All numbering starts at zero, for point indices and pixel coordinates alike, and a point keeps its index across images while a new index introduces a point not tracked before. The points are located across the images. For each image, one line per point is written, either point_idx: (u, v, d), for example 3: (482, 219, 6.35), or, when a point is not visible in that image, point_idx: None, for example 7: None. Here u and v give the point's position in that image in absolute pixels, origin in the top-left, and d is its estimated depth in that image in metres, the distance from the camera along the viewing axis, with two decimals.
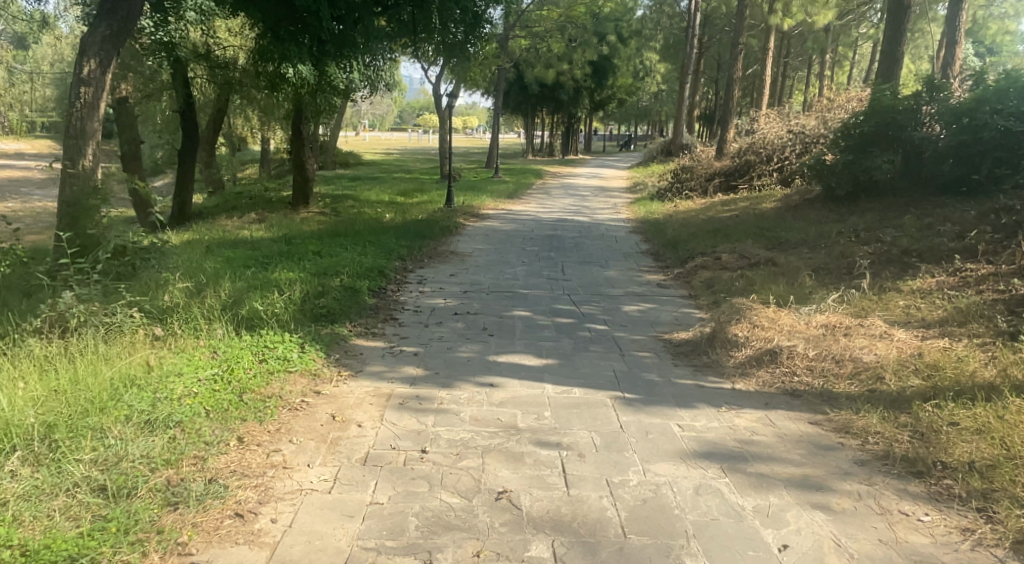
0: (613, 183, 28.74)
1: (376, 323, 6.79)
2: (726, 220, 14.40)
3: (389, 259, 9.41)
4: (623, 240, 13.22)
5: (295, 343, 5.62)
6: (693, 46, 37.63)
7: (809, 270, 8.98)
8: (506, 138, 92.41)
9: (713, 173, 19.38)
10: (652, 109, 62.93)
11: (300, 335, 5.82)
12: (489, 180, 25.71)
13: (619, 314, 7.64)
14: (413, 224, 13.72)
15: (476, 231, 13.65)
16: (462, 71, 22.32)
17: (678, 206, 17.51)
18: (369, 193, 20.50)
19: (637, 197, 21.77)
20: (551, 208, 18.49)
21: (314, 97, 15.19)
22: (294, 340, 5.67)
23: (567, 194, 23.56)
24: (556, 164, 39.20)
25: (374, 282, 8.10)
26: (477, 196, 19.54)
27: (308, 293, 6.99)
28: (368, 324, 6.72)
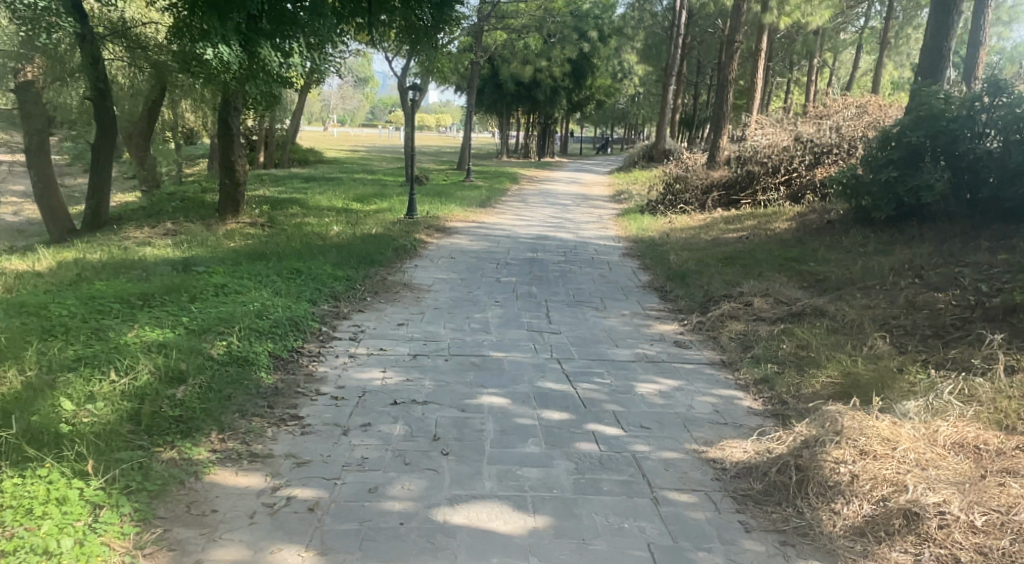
0: (593, 191, 26.45)
1: (264, 429, 4.38)
2: (736, 244, 12.20)
3: (311, 304, 6.98)
4: (618, 266, 10.94)
5: (79, 510, 3.42)
6: (678, 46, 35.57)
7: (878, 328, 6.68)
8: (478, 138, 89.94)
9: (709, 185, 17.17)
10: (628, 113, 60.91)
11: (96, 489, 3.55)
12: (458, 185, 23.31)
13: (633, 399, 5.29)
14: (363, 242, 11.28)
15: (441, 252, 11.24)
16: (427, 64, 19.87)
17: (673, 222, 15.27)
18: (320, 198, 18.01)
19: (622, 209, 19.54)
20: (528, 222, 16.20)
21: (246, 86, 12.17)
22: (81, 502, 3.45)
23: (545, 202, 21.21)
24: (531, 167, 36.93)
25: (278, 343, 5.72)
26: (443, 204, 17.17)
27: (159, 378, 4.61)
28: (246, 432, 4.33)
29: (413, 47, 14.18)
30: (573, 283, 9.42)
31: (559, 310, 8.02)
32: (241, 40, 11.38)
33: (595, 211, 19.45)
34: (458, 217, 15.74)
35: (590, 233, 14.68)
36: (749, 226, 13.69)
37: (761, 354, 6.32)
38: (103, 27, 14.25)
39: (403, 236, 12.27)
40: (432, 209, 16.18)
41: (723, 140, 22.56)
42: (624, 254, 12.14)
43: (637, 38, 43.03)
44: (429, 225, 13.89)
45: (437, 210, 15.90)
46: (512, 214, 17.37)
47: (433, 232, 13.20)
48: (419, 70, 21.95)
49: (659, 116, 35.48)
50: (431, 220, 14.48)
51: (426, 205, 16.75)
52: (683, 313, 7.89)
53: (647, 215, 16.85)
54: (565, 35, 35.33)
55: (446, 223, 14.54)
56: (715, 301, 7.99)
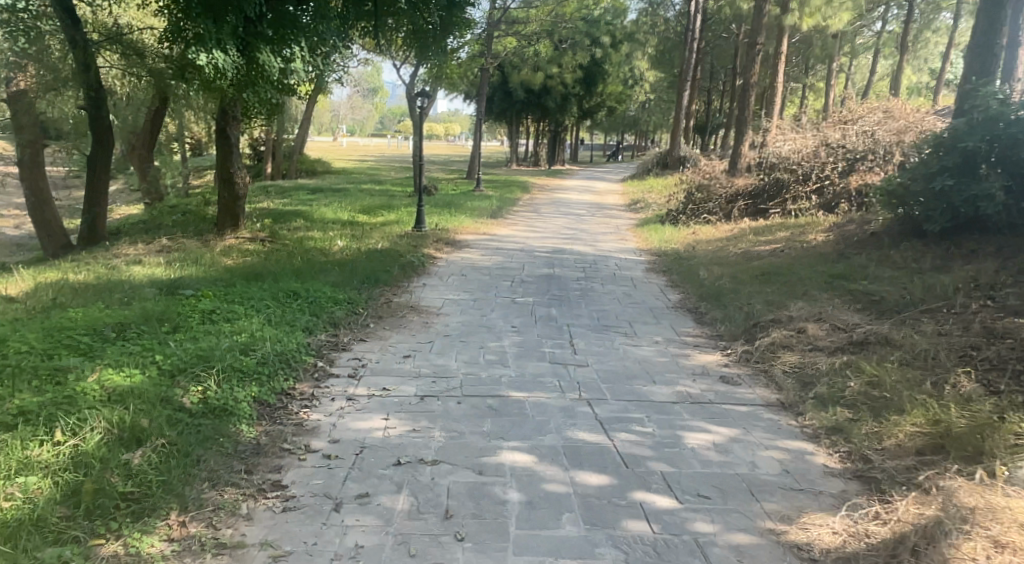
0: (608, 199, 25.59)
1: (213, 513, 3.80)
2: (771, 259, 11.30)
3: (305, 335, 6.19)
4: (645, 284, 10.06)
5: None
6: (693, 51, 34.73)
7: (958, 362, 5.80)
8: (488, 146, 89.24)
9: (734, 194, 16.28)
10: (640, 120, 60.01)
11: None
12: (469, 195, 22.51)
13: (683, 458, 4.39)
14: (368, 258, 10.47)
15: (452, 269, 10.39)
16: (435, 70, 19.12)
17: (698, 233, 14.40)
18: (326, 210, 17.24)
19: (641, 219, 18.67)
20: (545, 234, 15.37)
21: (244, 94, 11.43)
22: None
23: (560, 212, 20.37)
24: (543, 175, 36.13)
25: (261, 385, 4.94)
26: (453, 216, 16.36)
27: (107, 444, 3.98)
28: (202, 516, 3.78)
29: (422, 52, 13.40)
30: (599, 304, 8.54)
31: (587, 336, 7.13)
32: (238, 44, 10.61)
33: (613, 222, 18.59)
34: (470, 229, 14.91)
35: (610, 245, 13.81)
36: (781, 239, 12.80)
37: (828, 395, 5.42)
38: (98, 33, 13.53)
39: (412, 251, 11.46)
40: (441, 221, 15.38)
41: (745, 147, 21.66)
42: (649, 269, 11.27)
43: (650, 44, 42.19)
44: (440, 239, 13.06)
45: (447, 223, 15.10)
46: (527, 226, 16.54)
47: (444, 247, 12.38)
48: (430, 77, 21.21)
49: (674, 122, 34.60)
50: (442, 234, 13.67)
51: (437, 217, 15.96)
52: (727, 342, 6.98)
53: (669, 226, 15.96)
54: (577, 42, 34.56)
55: (457, 237, 13.72)
56: (762, 326, 7.06)
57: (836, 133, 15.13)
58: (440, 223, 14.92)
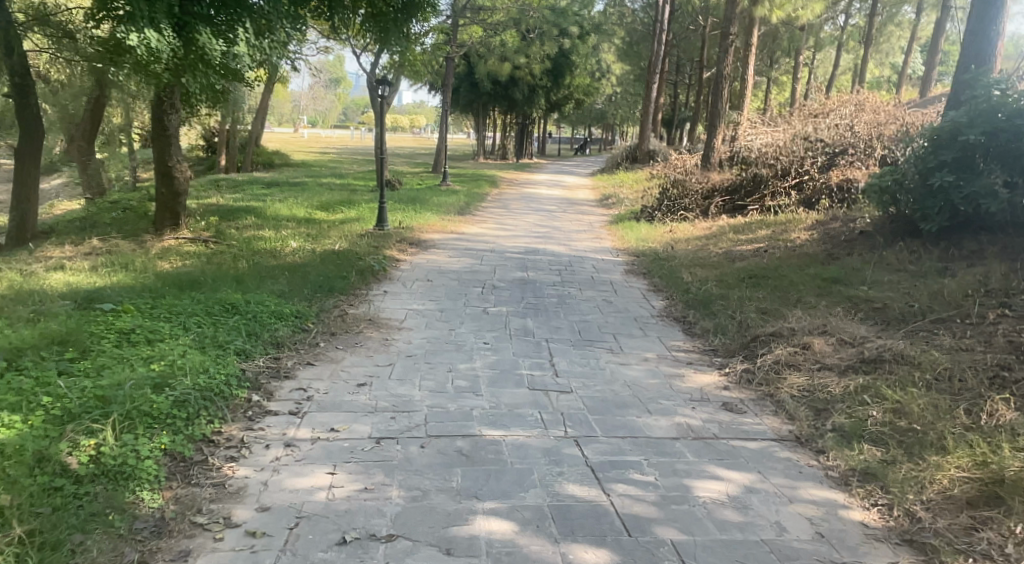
0: (578, 194, 24.83)
1: None
2: (755, 260, 10.59)
3: (237, 361, 5.30)
4: (624, 289, 9.26)
5: None
6: (662, 43, 34.12)
7: (991, 383, 5.04)
8: (453, 139, 88.14)
9: (711, 189, 15.56)
10: (607, 113, 59.42)
11: None
12: (434, 189, 21.59)
13: (695, 520, 3.72)
14: (322, 261, 9.54)
15: (415, 274, 9.49)
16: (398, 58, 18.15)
17: (674, 232, 13.67)
18: (280, 207, 16.21)
19: (614, 215, 17.92)
20: (514, 232, 14.53)
21: (184, 79, 10.39)
22: None
23: (529, 208, 19.55)
24: (509, 169, 35.27)
25: (167, 433, 4.13)
26: (416, 214, 15.45)
27: None
28: None
29: (381, 37, 12.46)
30: (577, 313, 7.73)
31: (566, 355, 6.31)
32: (174, 24, 9.60)
33: (583, 218, 17.84)
34: (434, 228, 14.02)
35: (583, 244, 13.03)
36: (763, 237, 12.12)
37: (849, 426, 4.67)
38: (24, 12, 12.38)
39: (371, 253, 10.54)
40: (403, 218, 14.46)
41: (718, 140, 21.04)
42: (626, 272, 10.50)
43: (617, 35, 41.50)
44: (401, 239, 12.14)
45: (409, 221, 14.18)
46: (494, 224, 15.69)
47: (405, 248, 11.48)
48: (392, 66, 20.23)
49: (643, 115, 33.94)
50: (404, 233, 12.75)
51: (399, 214, 15.04)
52: (723, 359, 6.20)
53: (643, 223, 15.21)
54: (544, 32, 33.77)
55: (420, 236, 12.82)
56: (762, 340, 6.28)
57: (816, 126, 14.49)
58: (402, 221, 14.01)
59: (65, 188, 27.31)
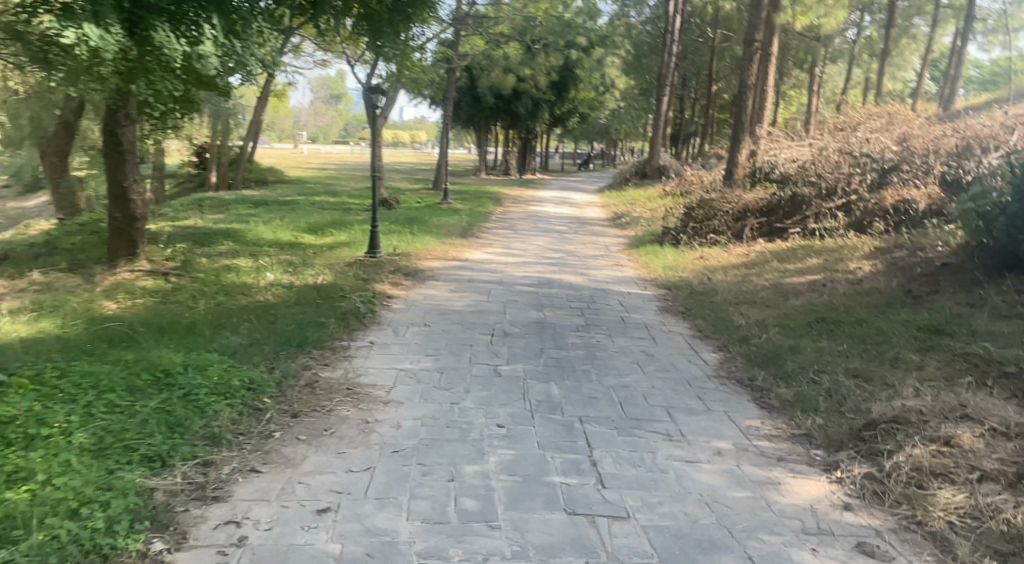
0: (588, 213, 23.29)
1: None
2: (816, 297, 8.92)
3: (135, 478, 3.66)
4: (666, 336, 7.59)
5: None
6: (673, 54, 32.62)
7: None
8: (454, 154, 86.93)
9: (743, 209, 13.76)
10: (610, 127, 57.89)
11: None
12: (433, 209, 20.04)
13: None
14: (298, 302, 7.88)
15: (410, 316, 7.80)
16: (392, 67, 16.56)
17: (707, 260, 11.95)
18: (261, 229, 14.57)
19: (632, 238, 16.22)
20: (525, 259, 12.86)
21: (140, 84, 8.78)
22: None
23: (538, 229, 17.97)
24: (513, 186, 33.69)
25: None
26: (414, 238, 13.82)
27: None
28: None
29: (374, 36, 10.88)
30: (617, 374, 6.05)
31: (613, 445, 4.62)
32: (125, 19, 8.00)
33: (597, 240, 16.15)
34: (434, 254, 12.40)
35: (604, 274, 11.41)
36: (816, 267, 10.43)
37: None
38: None
39: (361, 290, 8.90)
40: (399, 244, 12.82)
41: (740, 156, 19.42)
42: (663, 311, 8.83)
43: (624, 47, 40.09)
44: (396, 270, 10.50)
45: (407, 247, 12.55)
46: (501, 249, 14.01)
47: (400, 280, 9.83)
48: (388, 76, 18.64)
49: (653, 130, 32.40)
50: (399, 262, 11.11)
51: (396, 239, 13.41)
52: (829, 455, 4.55)
53: (669, 248, 13.47)
54: (551, 43, 32.29)
55: (417, 266, 11.17)
56: (882, 430, 4.63)
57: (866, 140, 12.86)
58: (399, 247, 12.40)
59: (42, 206, 25.69)
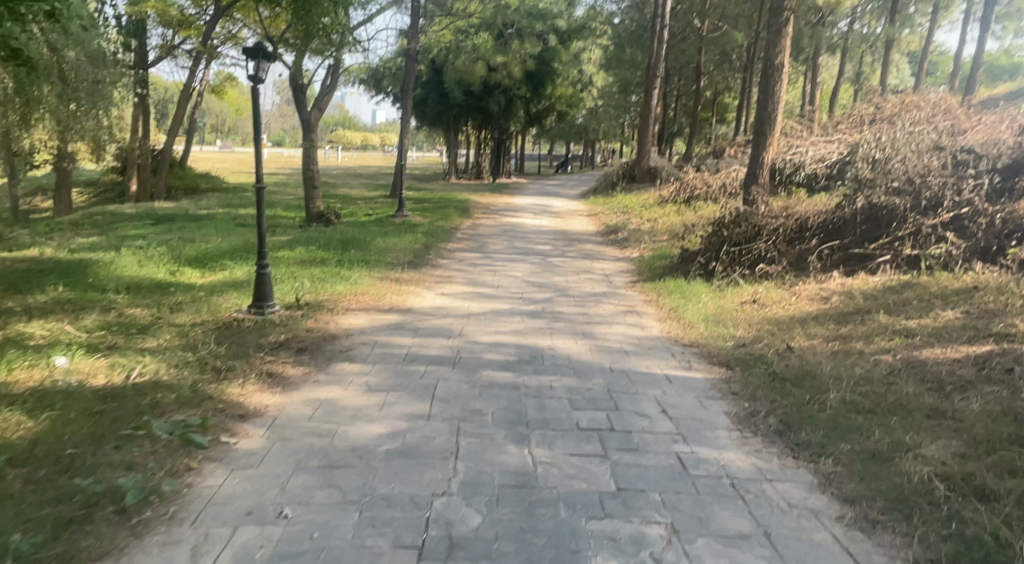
0: (573, 224, 19.39)
1: None
2: (1014, 401, 5.01)
3: None
4: (792, 522, 3.73)
5: None
6: (663, 42, 28.59)
7: None
8: (424, 156, 82.53)
9: (800, 226, 9.76)
10: (589, 128, 53.84)
11: None
12: (382, 224, 16.04)
13: None
14: (22, 462, 3.87)
15: (260, 484, 3.82)
16: (304, 14, 12.26)
17: (772, 309, 7.94)
18: (130, 262, 10.53)
19: (639, 267, 12.21)
20: (497, 304, 8.83)
21: None
22: None
23: (513, 250, 14.01)
24: (485, 191, 29.60)
25: None
26: (339, 276, 9.80)
27: None
28: None
29: None
30: None
31: None
32: None
33: (593, 267, 12.20)
34: (361, 306, 8.34)
35: (617, 336, 7.42)
36: (962, 327, 6.50)
37: None
38: None
39: (190, 402, 4.87)
40: (310, 291, 8.78)
41: (765, 158, 14.90)
42: (744, 428, 4.89)
43: (605, 36, 36.25)
44: (283, 344, 6.45)
45: (320, 297, 8.52)
46: (463, 286, 9.98)
47: (283, 368, 5.77)
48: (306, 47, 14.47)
49: (642, 126, 28.47)
50: (296, 328, 7.04)
51: (309, 280, 9.39)
52: None
53: (698, 284, 9.52)
54: (523, 30, 28.15)
55: (324, 331, 7.10)
56: None
57: (979, 150, 9.23)
58: (308, 297, 8.35)
59: None
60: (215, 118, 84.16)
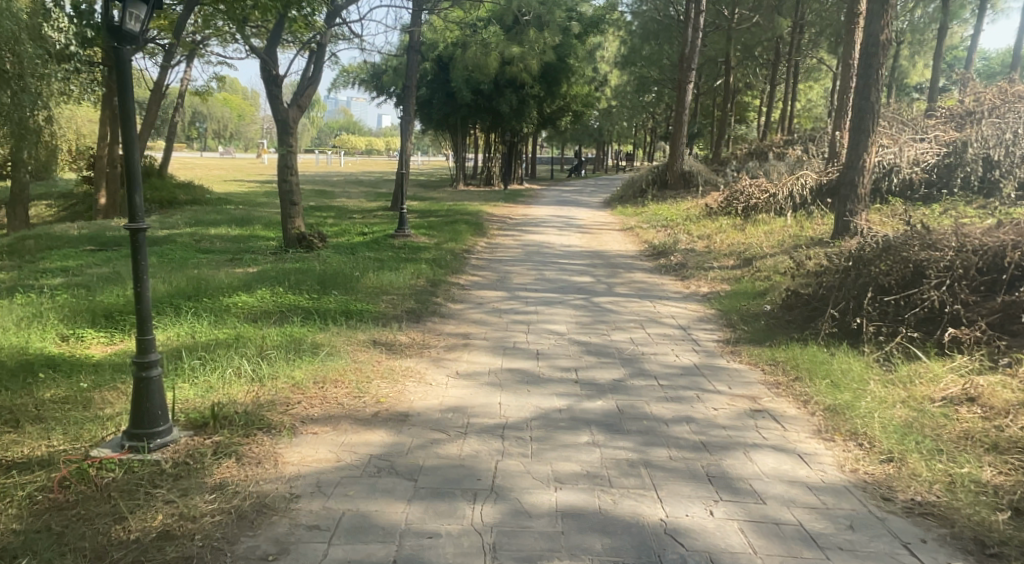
0: (608, 242, 16.17)
1: None
2: None
3: None
4: None
5: None
6: (699, 30, 25.20)
7: None
8: (429, 160, 79.15)
9: (990, 261, 6.61)
10: (604, 129, 50.54)
11: None
12: (378, 249, 12.92)
13: None
14: None
15: None
16: None
17: (1015, 422, 4.74)
18: (11, 321, 7.39)
19: (723, 312, 8.94)
20: (543, 402, 5.54)
21: None
22: None
23: (545, 283, 10.80)
24: (498, 200, 26.42)
25: None
26: (302, 345, 6.60)
27: None
28: None
29: None
30: None
31: None
32: None
33: (659, 313, 8.96)
34: (325, 415, 5.09)
35: (772, 483, 4.17)
36: None
37: None
38: None
39: None
40: (247, 385, 5.58)
41: (865, 160, 11.38)
42: None
43: (627, 28, 32.86)
44: (150, 548, 3.47)
45: (260, 400, 5.30)
46: (486, 358, 6.76)
47: None
48: (264, 7, 11.35)
49: (676, 124, 25.21)
50: (190, 491, 3.87)
51: (250, 354, 6.20)
52: None
53: (846, 358, 6.27)
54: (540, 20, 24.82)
55: (246, 495, 3.90)
56: None
57: None
58: (238, 402, 5.12)
59: None
60: (216, 123, 81.74)
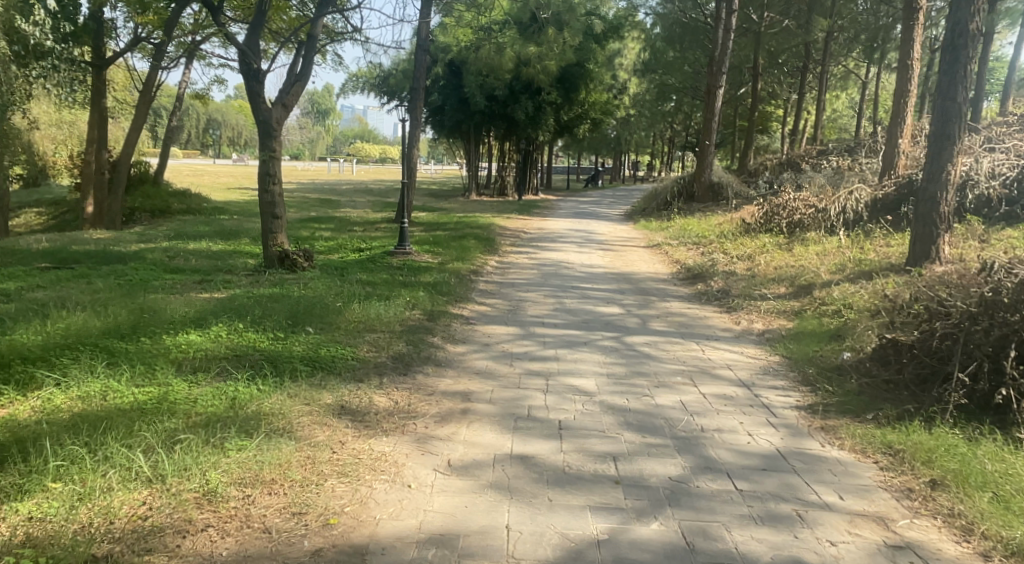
0: (635, 262, 14.32)
1: None
2: None
3: None
4: None
5: None
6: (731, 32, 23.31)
7: None
8: (442, 169, 77.36)
9: None
10: (623, 139, 48.73)
11: None
12: (372, 270, 11.14)
13: None
14: None
15: None
16: None
17: None
18: None
19: (792, 361, 7.08)
20: (572, 526, 3.79)
21: None
22: None
23: (566, 316, 8.97)
24: (512, 212, 24.59)
25: None
26: (239, 417, 4.84)
27: None
28: None
29: None
30: None
31: None
32: None
33: (711, 360, 7.11)
34: None
35: None
36: None
37: None
38: None
39: None
40: (138, 494, 3.85)
41: (951, 174, 9.47)
42: None
43: (651, 31, 31.01)
44: None
45: (143, 533, 3.56)
46: (491, 435, 4.96)
47: None
48: None
49: (704, 131, 23.33)
50: None
51: (159, 432, 4.44)
52: None
53: (996, 455, 4.52)
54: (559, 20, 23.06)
55: None
56: None
57: None
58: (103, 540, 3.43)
59: None
60: (227, 130, 80.42)
